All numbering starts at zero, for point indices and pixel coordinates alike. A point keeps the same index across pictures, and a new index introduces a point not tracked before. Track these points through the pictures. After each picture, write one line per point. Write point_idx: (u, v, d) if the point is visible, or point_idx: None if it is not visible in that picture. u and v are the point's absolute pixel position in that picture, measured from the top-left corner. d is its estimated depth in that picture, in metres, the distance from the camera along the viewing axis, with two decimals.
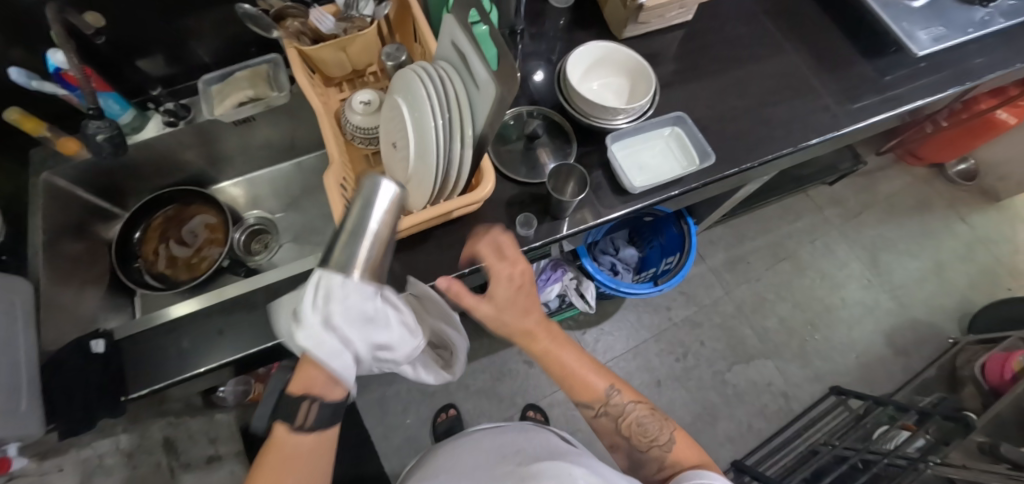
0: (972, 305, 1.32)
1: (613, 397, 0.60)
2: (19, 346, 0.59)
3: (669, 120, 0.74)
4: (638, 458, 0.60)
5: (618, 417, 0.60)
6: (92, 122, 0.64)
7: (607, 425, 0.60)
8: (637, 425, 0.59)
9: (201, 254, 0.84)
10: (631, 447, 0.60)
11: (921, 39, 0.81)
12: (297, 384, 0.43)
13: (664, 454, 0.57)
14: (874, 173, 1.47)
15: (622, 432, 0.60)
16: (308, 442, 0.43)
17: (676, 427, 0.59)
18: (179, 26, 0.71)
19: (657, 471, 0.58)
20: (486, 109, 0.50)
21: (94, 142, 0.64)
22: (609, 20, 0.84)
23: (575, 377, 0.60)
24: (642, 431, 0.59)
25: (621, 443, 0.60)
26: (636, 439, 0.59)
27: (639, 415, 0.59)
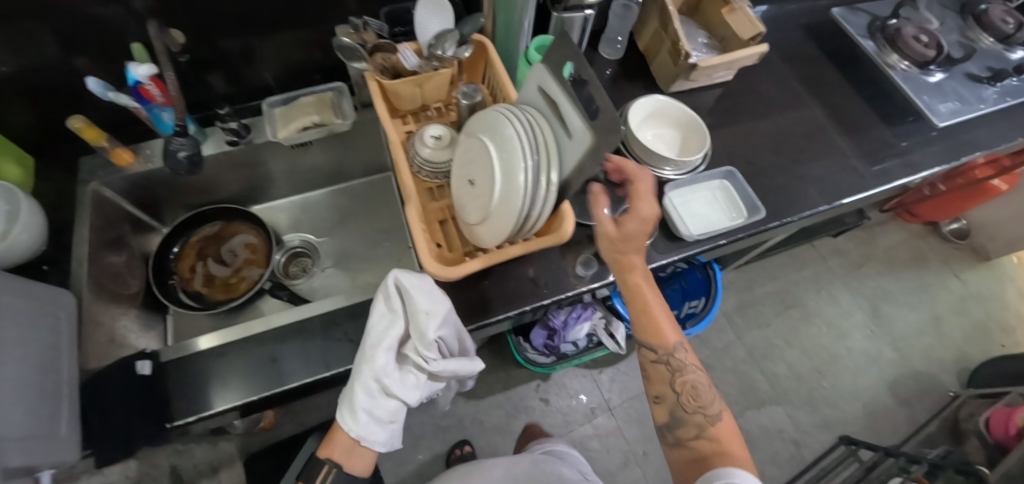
0: (969, 359, 1.38)
1: (678, 353, 0.62)
2: (62, 363, 0.56)
3: (720, 173, 0.77)
4: (679, 418, 0.60)
5: (676, 371, 0.61)
6: (175, 140, 0.67)
7: (663, 374, 0.62)
8: (693, 386, 0.61)
9: (240, 274, 0.82)
10: (677, 405, 0.61)
11: (940, 112, 0.88)
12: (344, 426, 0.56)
13: (706, 424, 0.59)
14: (874, 228, 1.55)
15: (675, 387, 0.61)
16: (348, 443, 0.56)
17: (725, 411, 0.60)
18: (250, 50, 0.73)
19: (694, 437, 0.59)
20: (577, 155, 0.52)
21: (176, 160, 0.67)
22: (655, 74, 0.89)
23: (650, 315, 0.63)
24: (694, 395, 0.60)
25: (670, 395, 0.61)
26: (687, 399, 0.60)
27: (695, 379, 0.61)
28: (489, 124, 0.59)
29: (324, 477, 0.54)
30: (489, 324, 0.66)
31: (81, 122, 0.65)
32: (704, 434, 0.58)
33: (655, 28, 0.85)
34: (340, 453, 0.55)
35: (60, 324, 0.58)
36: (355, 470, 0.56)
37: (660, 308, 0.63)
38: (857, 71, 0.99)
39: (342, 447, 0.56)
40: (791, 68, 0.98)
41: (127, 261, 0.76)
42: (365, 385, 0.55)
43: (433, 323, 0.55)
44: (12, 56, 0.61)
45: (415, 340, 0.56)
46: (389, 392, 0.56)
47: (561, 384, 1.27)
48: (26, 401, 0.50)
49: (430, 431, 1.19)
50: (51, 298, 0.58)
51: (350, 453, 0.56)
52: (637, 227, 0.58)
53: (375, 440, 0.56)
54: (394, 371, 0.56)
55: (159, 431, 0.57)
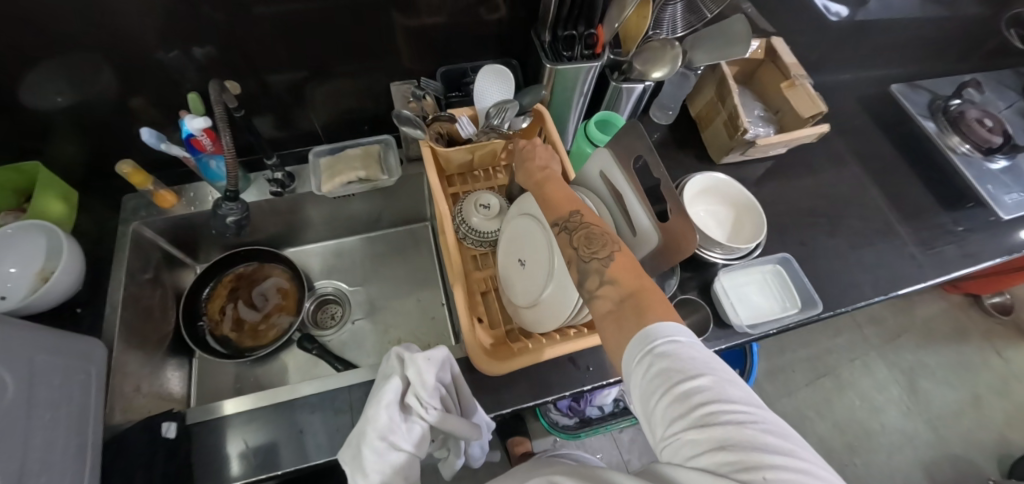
0: (1011, 446, 1.30)
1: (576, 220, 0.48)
2: (90, 422, 0.54)
3: (775, 259, 0.74)
4: (580, 272, 0.45)
5: (572, 228, 0.47)
6: (226, 205, 0.61)
7: (564, 241, 0.47)
8: (590, 235, 0.45)
9: (269, 320, 0.80)
10: (578, 257, 0.45)
11: (1006, 202, 0.84)
12: None
13: (605, 264, 0.43)
14: (912, 297, 1.49)
15: (575, 247, 0.46)
16: None
17: (621, 248, 0.44)
18: (302, 99, 0.72)
19: (596, 288, 0.43)
20: (643, 255, 0.50)
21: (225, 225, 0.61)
22: (707, 143, 0.87)
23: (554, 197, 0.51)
24: (588, 240, 0.45)
25: (568, 254, 0.46)
26: (580, 247, 0.45)
27: (589, 226, 0.46)
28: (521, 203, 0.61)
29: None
30: (526, 408, 0.63)
31: (130, 166, 0.64)
32: (606, 279, 0.43)
33: (710, 97, 0.83)
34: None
35: (91, 378, 0.57)
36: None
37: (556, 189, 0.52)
38: (915, 149, 0.96)
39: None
40: (846, 143, 0.95)
41: (160, 302, 0.74)
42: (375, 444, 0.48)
43: (421, 364, 0.51)
44: (70, 95, 0.61)
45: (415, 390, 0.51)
46: (399, 447, 0.49)
47: (580, 441, 1.23)
48: (52, 467, 0.48)
49: None
50: (83, 350, 0.57)
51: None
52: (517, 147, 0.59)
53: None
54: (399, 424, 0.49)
55: None
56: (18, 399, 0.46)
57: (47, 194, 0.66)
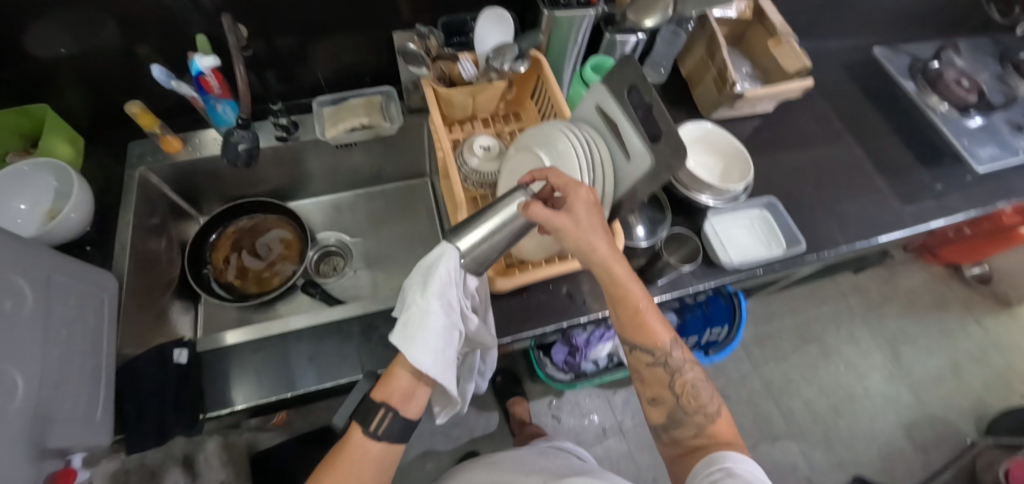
0: (988, 407, 1.35)
1: (674, 352, 0.56)
2: (104, 347, 0.56)
3: (760, 203, 0.78)
4: (676, 419, 0.57)
5: (674, 373, 0.56)
6: (237, 132, 0.64)
7: (660, 376, 0.56)
8: (692, 385, 0.56)
9: (273, 268, 0.82)
10: (676, 406, 0.56)
11: (980, 157, 0.88)
12: (379, 392, 0.52)
13: (706, 424, 0.55)
14: (895, 267, 1.54)
15: (673, 388, 0.56)
16: (376, 449, 0.51)
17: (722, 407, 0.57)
18: (306, 50, 0.74)
19: (692, 436, 0.55)
20: (635, 178, 0.53)
21: (235, 151, 0.64)
22: (697, 101, 0.90)
23: (645, 323, 0.55)
24: (695, 394, 0.56)
25: (669, 398, 0.57)
26: (686, 400, 0.56)
27: (695, 378, 0.56)
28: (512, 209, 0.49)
29: (381, 421, 0.50)
30: (525, 337, 0.66)
31: (138, 107, 0.66)
32: (703, 432, 0.55)
33: (701, 55, 0.86)
34: (398, 397, 0.52)
35: (104, 306, 0.58)
36: (411, 413, 0.52)
37: (649, 311, 0.55)
38: (896, 112, 0.99)
39: (399, 391, 0.52)
40: (830, 104, 0.99)
41: (166, 248, 0.76)
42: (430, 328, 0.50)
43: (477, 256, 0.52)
44: (76, 35, 0.62)
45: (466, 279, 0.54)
46: (449, 333, 0.51)
47: (574, 402, 1.26)
48: (69, 383, 0.50)
49: (442, 441, 1.18)
50: (96, 279, 0.58)
51: (408, 397, 0.52)
52: (581, 230, 0.49)
53: (442, 379, 0.51)
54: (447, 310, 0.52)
55: (193, 424, 0.57)
56: (36, 313, 0.48)
57: (54, 136, 0.67)
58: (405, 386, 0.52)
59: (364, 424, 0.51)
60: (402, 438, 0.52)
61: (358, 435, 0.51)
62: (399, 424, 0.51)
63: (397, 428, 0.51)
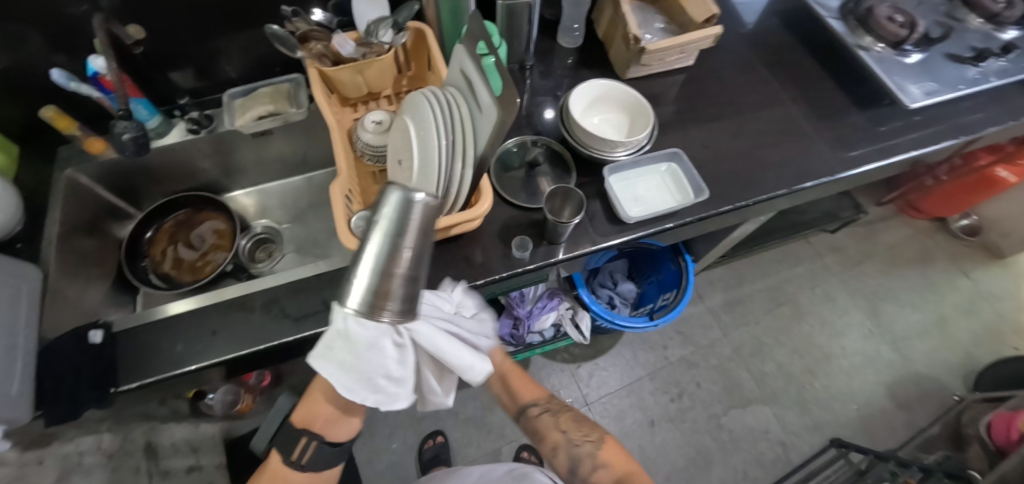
0: (976, 362, 1.30)
1: (547, 401, 0.70)
2: (18, 330, 0.60)
3: (666, 156, 0.79)
4: (575, 455, 0.65)
5: (557, 415, 0.68)
6: (120, 123, 0.69)
7: (547, 422, 0.68)
8: (573, 421, 0.69)
9: (206, 258, 0.87)
10: (568, 444, 0.66)
11: (913, 93, 0.84)
12: (300, 420, 0.57)
13: (597, 451, 0.65)
14: (876, 224, 1.49)
15: (560, 428, 0.67)
16: (303, 476, 0.57)
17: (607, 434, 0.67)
18: (211, 46, 0.77)
19: (591, 469, 0.64)
20: (487, 130, 0.53)
21: (120, 142, 0.69)
22: (613, 62, 0.89)
23: (517, 383, 0.70)
24: (578, 427, 0.68)
25: (561, 439, 0.67)
26: (573, 433, 0.67)
27: (576, 415, 0.69)
28: (411, 224, 0.38)
29: (303, 451, 0.55)
30: None
31: (52, 111, 0.70)
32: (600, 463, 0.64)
33: (609, 14, 0.85)
34: (321, 422, 0.57)
35: (21, 293, 0.63)
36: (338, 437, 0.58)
37: (516, 372, 0.71)
38: (832, 56, 0.96)
39: (322, 418, 0.57)
40: (760, 54, 0.96)
41: (100, 243, 0.81)
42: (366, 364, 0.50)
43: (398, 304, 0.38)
44: None
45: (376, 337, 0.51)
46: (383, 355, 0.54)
47: (538, 377, 1.26)
48: None
49: (406, 420, 1.21)
50: (14, 270, 0.63)
51: (332, 423, 0.57)
52: None
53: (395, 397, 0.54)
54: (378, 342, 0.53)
55: (103, 398, 0.61)
56: None
57: None
58: (319, 411, 0.57)
59: (286, 454, 0.55)
60: (331, 463, 0.58)
61: (280, 465, 0.56)
62: (323, 451, 0.56)
63: (321, 454, 0.56)
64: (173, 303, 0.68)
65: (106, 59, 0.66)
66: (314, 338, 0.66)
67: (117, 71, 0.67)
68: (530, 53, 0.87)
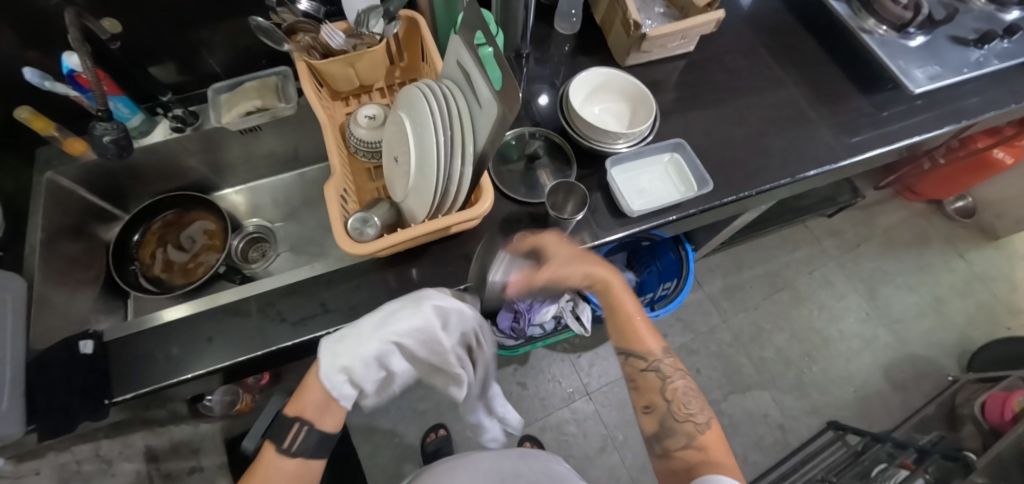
0: (970, 343, 1.32)
1: (664, 360, 0.65)
2: (5, 343, 0.58)
3: (669, 146, 0.77)
4: (668, 427, 0.61)
5: (664, 381, 0.63)
6: (100, 124, 0.66)
7: (652, 381, 0.63)
8: (680, 393, 0.62)
9: (198, 259, 0.85)
10: (667, 414, 0.61)
11: (917, 77, 0.83)
12: (292, 408, 0.55)
13: (695, 432, 0.59)
14: (873, 207, 1.49)
15: (665, 394, 0.62)
16: (292, 465, 0.53)
17: (713, 416, 0.61)
18: (192, 38, 0.73)
19: (682, 446, 0.59)
20: (488, 127, 0.51)
21: (102, 145, 0.66)
22: (612, 48, 0.87)
23: (636, 331, 0.66)
24: (684, 402, 0.61)
25: (659, 404, 0.62)
26: (676, 407, 0.61)
27: (684, 387, 0.62)
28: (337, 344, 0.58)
29: (295, 437, 0.53)
30: None
31: (28, 112, 0.68)
32: (694, 442, 0.59)
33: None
34: (313, 409, 0.55)
35: (6, 305, 0.61)
36: (329, 428, 0.55)
37: (638, 318, 0.67)
38: (834, 40, 0.94)
39: (314, 405, 0.55)
40: (761, 38, 0.94)
41: (87, 247, 0.78)
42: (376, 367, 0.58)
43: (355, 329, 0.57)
44: None
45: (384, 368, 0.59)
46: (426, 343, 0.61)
47: (539, 368, 1.27)
48: None
49: (408, 414, 1.20)
50: None
51: (324, 410, 0.55)
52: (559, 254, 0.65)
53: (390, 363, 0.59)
54: (413, 338, 0.59)
55: (97, 409, 0.59)
56: None
57: None
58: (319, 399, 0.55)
59: (278, 440, 0.53)
60: (320, 452, 0.54)
61: (269, 454, 0.53)
62: (314, 438, 0.54)
63: (313, 441, 0.54)
64: (166, 311, 0.65)
65: (81, 56, 0.60)
66: (313, 342, 0.65)
67: (94, 69, 0.61)
68: (527, 39, 0.84)
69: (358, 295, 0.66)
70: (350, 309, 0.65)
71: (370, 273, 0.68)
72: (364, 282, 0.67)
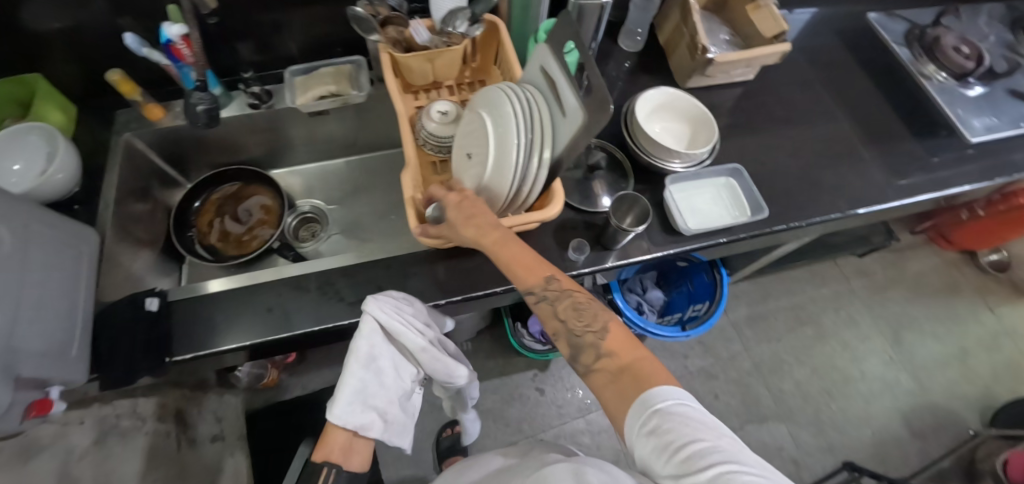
0: (994, 398, 1.30)
1: (549, 284, 0.53)
2: (79, 292, 0.61)
3: (726, 171, 0.79)
4: (575, 345, 0.52)
5: (555, 300, 0.53)
6: (195, 94, 0.74)
7: (546, 311, 0.53)
8: (576, 306, 0.53)
9: (253, 233, 0.87)
10: (568, 333, 0.53)
11: (974, 127, 0.84)
12: (318, 453, 0.51)
13: (600, 341, 0.51)
14: (904, 251, 1.49)
15: (560, 317, 0.53)
16: None
17: (611, 319, 0.52)
18: (277, 21, 0.76)
19: (594, 359, 0.50)
20: (571, 133, 0.53)
21: (195, 113, 0.74)
22: (673, 69, 0.89)
23: (512, 264, 0.54)
24: (579, 314, 0.52)
25: (559, 327, 0.53)
26: (572, 322, 0.52)
27: (576, 300, 0.53)
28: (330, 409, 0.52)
29: (326, 479, 0.49)
30: (476, 297, 0.68)
31: (118, 75, 0.69)
32: (602, 351, 0.50)
33: (676, 22, 0.84)
34: (339, 451, 0.52)
35: (82, 256, 0.63)
36: (357, 465, 0.53)
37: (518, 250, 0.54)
38: (891, 82, 0.95)
39: (339, 446, 0.52)
40: (819, 73, 0.95)
41: (151, 209, 0.81)
42: (374, 378, 0.55)
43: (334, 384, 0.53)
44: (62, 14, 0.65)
45: (381, 377, 0.56)
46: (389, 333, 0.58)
47: (558, 376, 1.28)
48: (45, 320, 0.55)
49: (425, 407, 1.22)
50: (76, 231, 0.63)
51: (349, 449, 0.53)
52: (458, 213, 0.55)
53: (383, 363, 0.56)
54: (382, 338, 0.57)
55: (159, 366, 0.61)
56: (17, 254, 0.53)
57: (47, 103, 0.70)
58: (342, 440, 0.52)
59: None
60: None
61: None
62: (347, 478, 0.51)
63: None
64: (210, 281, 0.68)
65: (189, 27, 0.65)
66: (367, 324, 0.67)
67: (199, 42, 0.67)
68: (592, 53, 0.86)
69: (412, 283, 0.68)
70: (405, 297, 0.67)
71: (425, 263, 0.69)
72: (419, 270, 0.69)
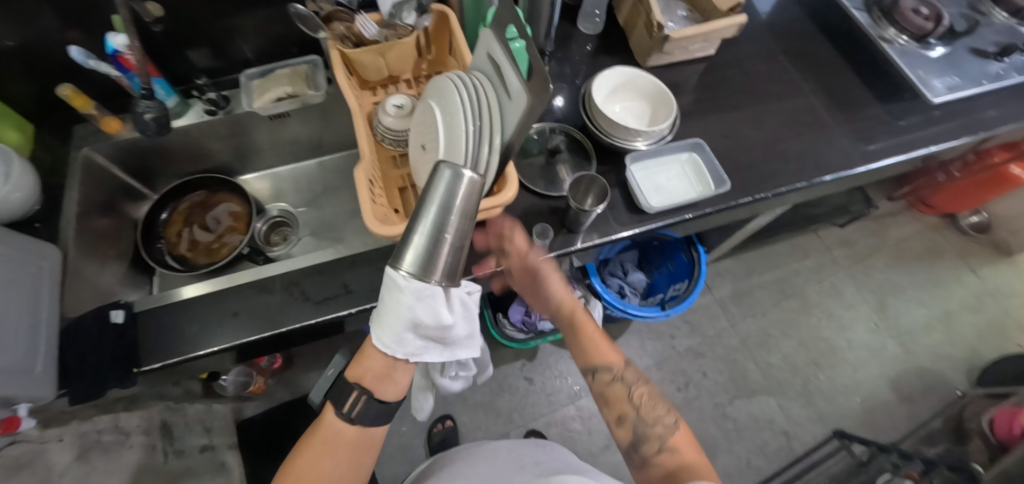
0: (980, 358, 1.31)
1: (627, 371, 0.65)
2: (40, 309, 0.61)
3: (687, 146, 0.79)
4: (642, 432, 0.60)
5: (631, 387, 0.63)
6: (143, 102, 0.70)
7: (620, 391, 0.63)
8: (649, 400, 0.63)
9: (222, 240, 0.87)
10: (638, 421, 0.61)
11: (936, 87, 0.84)
12: (352, 372, 0.53)
13: (666, 435, 0.59)
14: (885, 218, 1.49)
15: (632, 403, 0.62)
16: (349, 429, 0.53)
17: (682, 421, 0.61)
18: (227, 25, 0.75)
19: (657, 450, 0.58)
20: (516, 117, 0.52)
21: (143, 122, 0.70)
22: (633, 49, 0.88)
23: (595, 347, 0.66)
24: (653, 407, 0.62)
25: (630, 413, 0.62)
26: (646, 412, 0.61)
27: (649, 393, 0.63)
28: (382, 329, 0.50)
29: (354, 404, 0.52)
30: None
31: (69, 90, 0.69)
32: (665, 445, 0.59)
33: (632, 0, 0.84)
34: (371, 378, 0.52)
35: (43, 272, 0.63)
36: (388, 396, 0.53)
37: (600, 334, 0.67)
38: (854, 49, 0.95)
39: (375, 372, 0.52)
40: (781, 45, 0.95)
41: (117, 223, 0.81)
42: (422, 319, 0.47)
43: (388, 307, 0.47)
44: (18, 29, 0.65)
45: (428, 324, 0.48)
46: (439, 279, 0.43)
47: (547, 364, 1.28)
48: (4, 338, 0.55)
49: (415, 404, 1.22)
50: (36, 249, 0.63)
51: (383, 379, 0.53)
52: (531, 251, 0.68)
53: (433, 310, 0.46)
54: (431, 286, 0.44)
55: (126, 377, 0.61)
56: None
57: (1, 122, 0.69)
58: (380, 367, 0.52)
59: (338, 405, 0.52)
60: (378, 421, 0.54)
61: (331, 414, 0.53)
62: (371, 409, 0.52)
63: (370, 409, 0.52)
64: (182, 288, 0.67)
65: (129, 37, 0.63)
66: (334, 322, 0.67)
67: (139, 50, 0.65)
68: (550, 38, 0.86)
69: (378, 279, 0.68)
70: (372, 291, 0.67)
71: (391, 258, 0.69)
72: (385, 265, 0.68)
